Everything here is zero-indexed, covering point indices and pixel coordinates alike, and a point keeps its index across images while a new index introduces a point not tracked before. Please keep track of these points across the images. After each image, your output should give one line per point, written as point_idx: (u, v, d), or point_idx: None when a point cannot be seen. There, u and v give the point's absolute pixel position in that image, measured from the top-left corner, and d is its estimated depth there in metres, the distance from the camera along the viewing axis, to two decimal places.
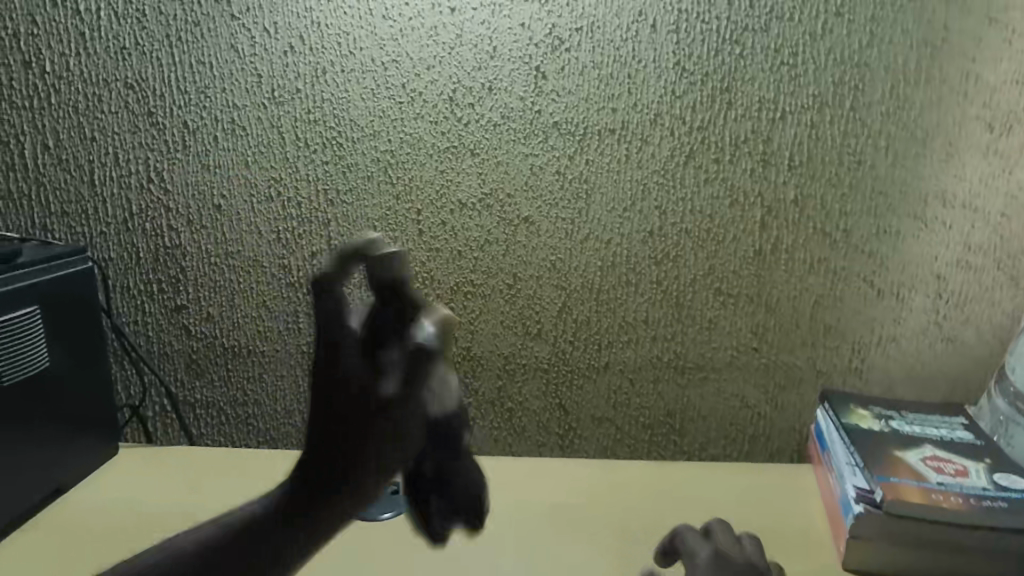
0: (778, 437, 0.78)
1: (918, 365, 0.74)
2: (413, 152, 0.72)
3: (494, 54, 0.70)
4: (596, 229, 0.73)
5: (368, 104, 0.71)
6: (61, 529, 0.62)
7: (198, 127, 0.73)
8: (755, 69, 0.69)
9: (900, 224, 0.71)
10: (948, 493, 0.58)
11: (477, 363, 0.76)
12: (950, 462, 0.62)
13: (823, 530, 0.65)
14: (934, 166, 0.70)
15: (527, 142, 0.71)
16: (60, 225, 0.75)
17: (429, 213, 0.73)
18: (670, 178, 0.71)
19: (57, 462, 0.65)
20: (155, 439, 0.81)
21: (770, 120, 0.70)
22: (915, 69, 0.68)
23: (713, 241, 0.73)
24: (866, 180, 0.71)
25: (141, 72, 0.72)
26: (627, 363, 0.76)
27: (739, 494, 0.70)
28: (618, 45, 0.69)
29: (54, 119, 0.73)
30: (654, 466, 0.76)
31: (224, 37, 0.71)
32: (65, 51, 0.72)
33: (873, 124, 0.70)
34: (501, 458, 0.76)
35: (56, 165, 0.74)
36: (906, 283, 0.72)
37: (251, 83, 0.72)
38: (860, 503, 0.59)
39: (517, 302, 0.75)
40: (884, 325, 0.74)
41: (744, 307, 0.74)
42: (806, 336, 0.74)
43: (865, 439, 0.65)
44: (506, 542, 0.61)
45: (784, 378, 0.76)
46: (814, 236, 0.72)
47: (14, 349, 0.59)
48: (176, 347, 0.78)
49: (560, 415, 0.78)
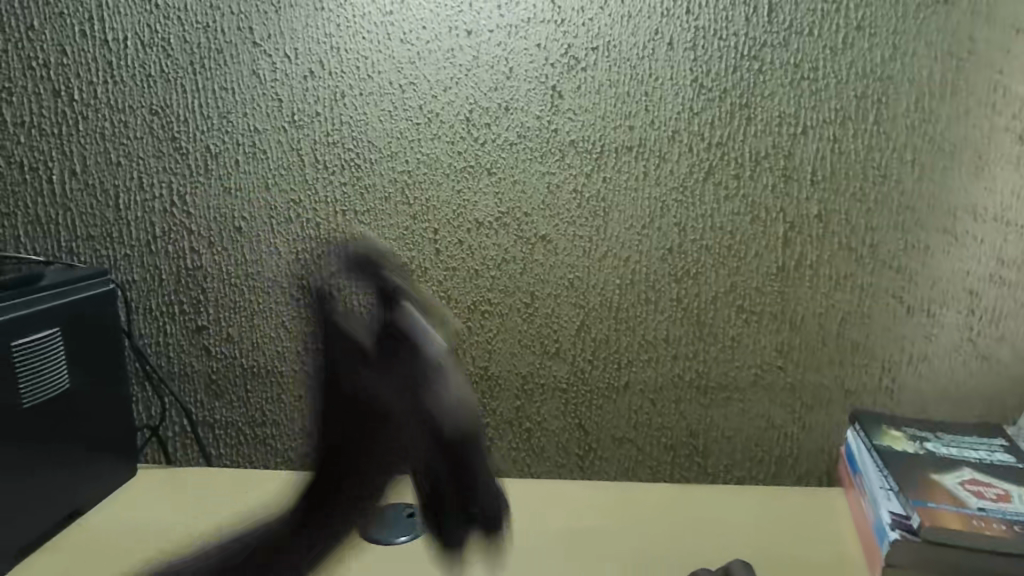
0: (807, 459, 0.75)
1: (952, 384, 0.72)
2: (430, 172, 0.72)
3: (511, 74, 0.70)
4: (614, 246, 0.72)
5: (386, 126, 0.72)
6: (77, 550, 0.61)
7: (220, 151, 0.74)
8: (775, 84, 0.68)
9: (929, 238, 0.69)
10: (989, 519, 0.55)
11: (495, 383, 0.76)
12: (990, 486, 0.59)
13: (856, 557, 0.62)
14: (963, 179, 0.68)
15: (544, 161, 0.71)
16: (86, 248, 0.77)
17: (446, 232, 0.73)
18: (689, 195, 0.71)
19: (77, 483, 0.65)
20: (175, 459, 0.81)
21: (791, 135, 0.69)
22: (940, 82, 0.67)
23: (735, 258, 0.71)
24: (892, 194, 0.69)
25: (165, 98, 0.74)
26: (648, 382, 0.74)
27: (766, 519, 0.68)
28: (634, 64, 0.69)
29: (82, 146, 0.75)
30: (677, 489, 0.74)
31: (246, 64, 0.72)
32: (94, 80, 0.74)
33: (898, 137, 0.68)
34: (520, 480, 0.75)
35: (83, 190, 0.76)
36: (937, 299, 0.70)
37: (272, 108, 0.73)
38: (894, 529, 0.56)
39: (535, 321, 0.74)
40: (915, 343, 0.71)
41: (768, 324, 0.72)
42: (833, 354, 0.72)
43: (899, 462, 0.62)
44: (525, 568, 0.60)
45: (812, 398, 0.73)
46: (839, 252, 0.70)
47: (35, 370, 0.59)
48: (196, 367, 0.78)
49: (579, 435, 0.76)
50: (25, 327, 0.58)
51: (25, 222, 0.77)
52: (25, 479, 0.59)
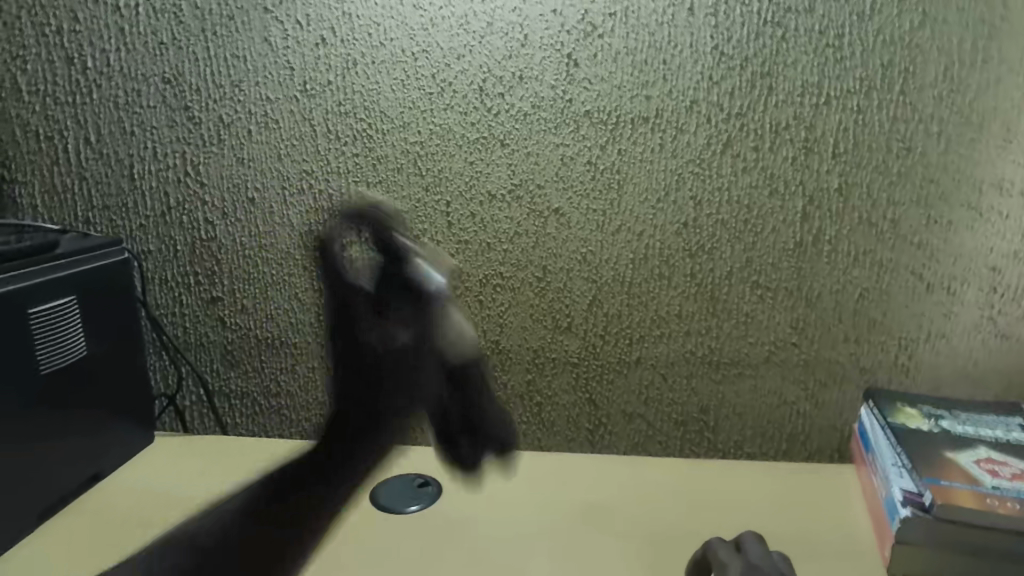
0: (818, 436, 0.75)
1: (969, 363, 0.71)
2: (443, 143, 0.71)
3: (525, 42, 0.68)
4: (628, 220, 0.71)
5: (399, 96, 0.71)
6: (94, 515, 0.63)
7: (232, 120, 0.74)
8: (797, 52, 0.66)
9: (952, 213, 0.67)
10: (1004, 498, 0.54)
11: (506, 357, 0.76)
12: (1006, 466, 0.59)
13: (866, 536, 0.62)
14: (991, 152, 0.66)
15: (559, 132, 0.70)
16: (102, 218, 0.77)
17: (459, 205, 0.72)
18: (706, 168, 0.69)
19: (96, 449, 0.67)
20: (193, 428, 0.83)
21: (814, 105, 0.67)
22: (971, 50, 0.64)
23: (751, 233, 0.70)
24: (916, 167, 0.67)
25: (178, 66, 0.73)
26: (660, 357, 0.74)
27: (775, 494, 0.69)
28: (653, 30, 0.67)
29: (96, 115, 0.75)
30: (687, 465, 0.74)
31: (258, 31, 0.71)
32: (106, 48, 0.73)
33: (925, 108, 0.66)
34: (531, 455, 0.76)
35: (98, 159, 0.76)
36: (958, 276, 0.69)
37: (284, 76, 0.72)
38: (906, 506, 0.56)
39: (547, 296, 0.74)
40: (933, 321, 0.70)
41: (784, 301, 0.71)
42: (849, 331, 0.71)
43: (913, 440, 0.62)
44: (534, 540, 0.61)
45: (826, 375, 0.73)
46: (859, 227, 0.69)
47: (50, 336, 0.60)
48: (211, 337, 0.79)
49: (590, 410, 0.77)
50: (41, 293, 0.59)
51: (42, 191, 0.77)
52: (42, 442, 0.60)
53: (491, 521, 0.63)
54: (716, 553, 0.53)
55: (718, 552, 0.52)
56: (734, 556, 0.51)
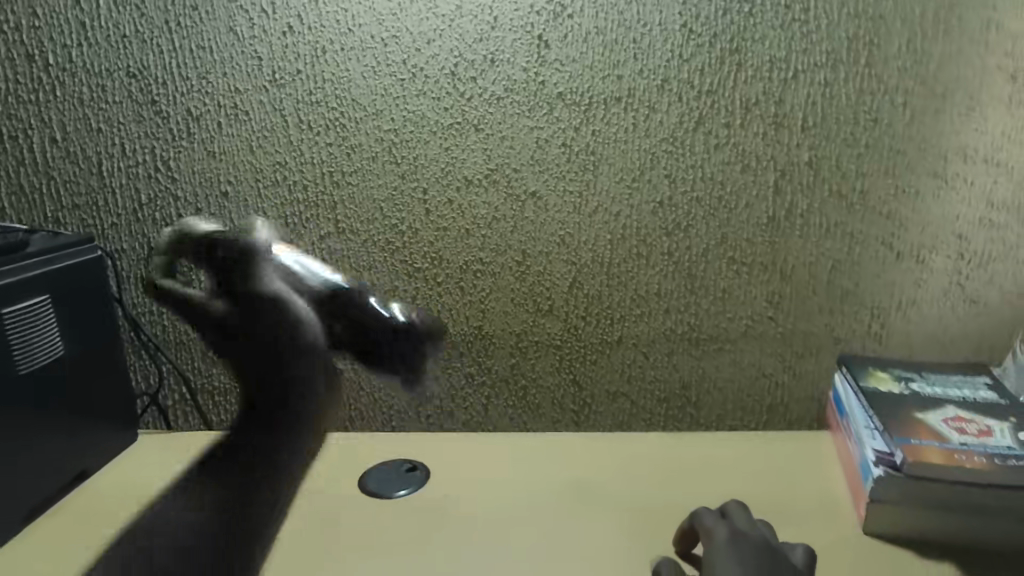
0: (796, 406, 0.77)
1: (938, 328, 0.73)
2: (416, 129, 0.71)
3: (495, 24, 0.68)
4: (604, 200, 0.71)
5: (369, 82, 0.70)
6: (81, 517, 0.63)
7: (201, 113, 0.72)
8: (766, 26, 0.67)
9: (920, 182, 0.69)
10: (971, 453, 0.56)
11: (490, 342, 0.76)
12: (974, 423, 0.61)
13: (842, 497, 0.64)
14: (955, 121, 0.67)
15: (532, 114, 0.70)
16: (72, 217, 0.76)
17: (435, 191, 0.72)
18: (679, 146, 0.70)
19: (79, 450, 0.67)
20: (176, 426, 0.82)
21: (782, 80, 0.68)
22: (932, 19, 0.65)
23: (726, 209, 0.71)
24: (883, 138, 0.68)
25: (142, 60, 0.72)
26: (640, 336, 0.75)
27: (756, 463, 0.70)
28: (621, 9, 0.67)
29: (60, 112, 0.73)
30: (668, 440, 0.75)
31: (222, 20, 0.70)
32: (67, 43, 0.71)
33: (890, 80, 0.67)
34: (520, 438, 0.76)
35: (65, 157, 0.74)
36: (927, 244, 0.71)
37: (251, 66, 0.71)
38: (878, 466, 0.58)
39: (527, 280, 0.74)
40: (904, 289, 0.72)
41: (759, 275, 0.73)
42: (823, 303, 0.73)
43: (885, 403, 0.64)
44: (526, 520, 0.61)
45: (803, 346, 0.75)
46: (830, 200, 0.70)
47: (25, 337, 0.59)
48: (191, 335, 0.79)
49: (574, 391, 0.78)
50: (13, 294, 0.58)
51: (8, 192, 0.76)
52: (26, 445, 0.60)
53: (480, 503, 0.64)
54: (698, 521, 0.54)
55: (701, 520, 0.53)
56: (719, 521, 0.52)
